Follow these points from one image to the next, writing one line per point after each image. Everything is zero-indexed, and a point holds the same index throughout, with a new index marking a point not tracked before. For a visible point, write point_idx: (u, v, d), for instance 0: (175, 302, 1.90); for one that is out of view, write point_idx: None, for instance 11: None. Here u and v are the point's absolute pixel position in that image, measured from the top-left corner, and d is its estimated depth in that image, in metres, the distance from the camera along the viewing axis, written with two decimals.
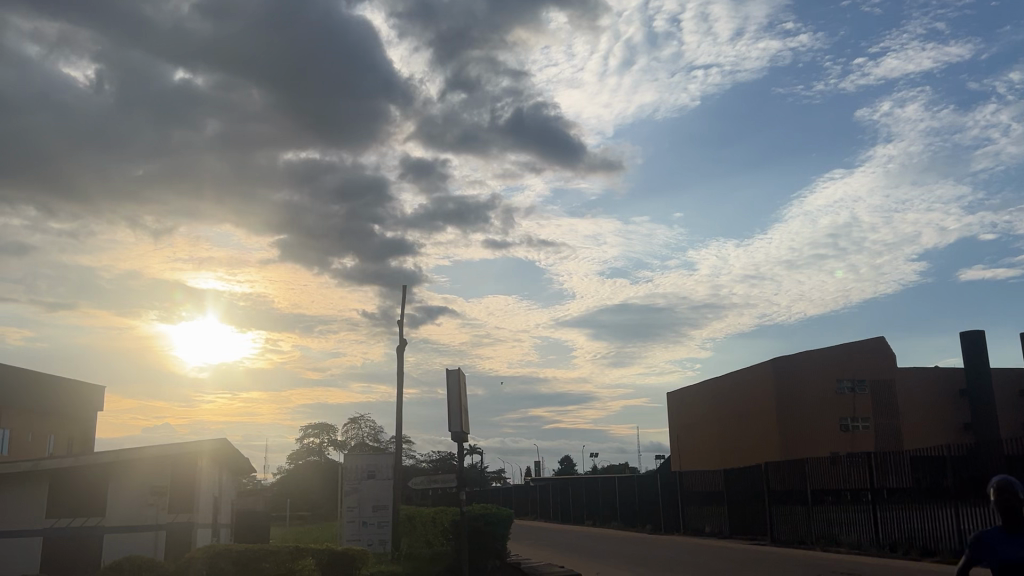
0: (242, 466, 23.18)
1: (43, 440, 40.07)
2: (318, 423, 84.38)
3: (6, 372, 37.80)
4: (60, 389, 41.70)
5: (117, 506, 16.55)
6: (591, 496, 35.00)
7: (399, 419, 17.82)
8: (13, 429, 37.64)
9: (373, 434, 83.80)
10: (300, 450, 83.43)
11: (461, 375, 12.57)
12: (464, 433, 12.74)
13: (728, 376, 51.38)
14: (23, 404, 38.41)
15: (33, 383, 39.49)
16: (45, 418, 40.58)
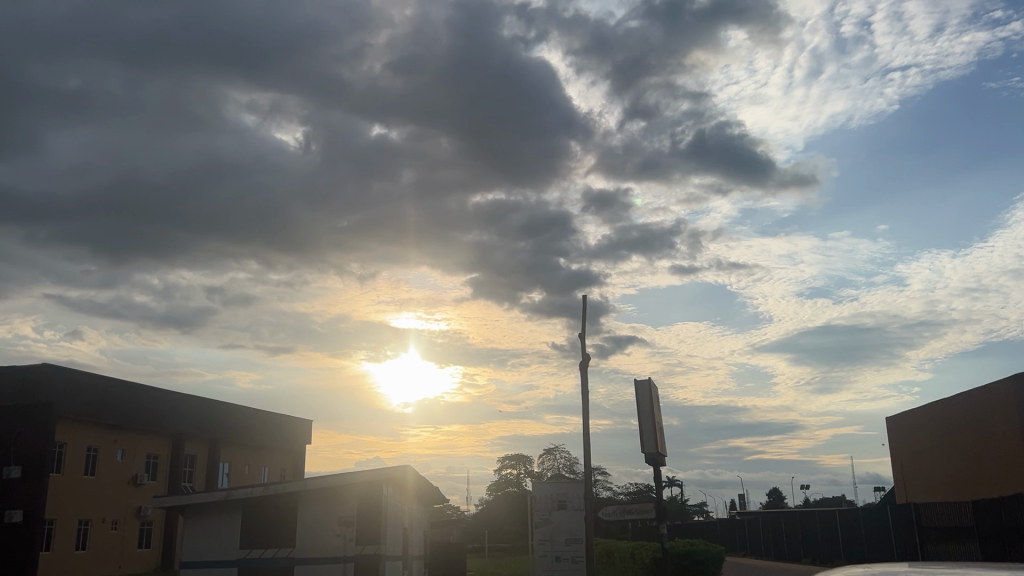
0: (433, 495, 22.59)
1: (258, 472, 42.28)
2: (515, 454, 84.54)
3: (237, 410, 40.17)
4: (277, 424, 43.77)
5: (307, 536, 16.23)
6: (808, 530, 31.77)
7: (587, 446, 16.23)
8: (232, 462, 39.91)
9: (569, 464, 82.72)
10: (498, 481, 83.92)
11: (653, 388, 11.32)
12: (659, 455, 11.25)
13: (958, 396, 45.55)
14: (247, 439, 40.69)
15: (256, 420, 41.70)
16: (261, 452, 42.77)
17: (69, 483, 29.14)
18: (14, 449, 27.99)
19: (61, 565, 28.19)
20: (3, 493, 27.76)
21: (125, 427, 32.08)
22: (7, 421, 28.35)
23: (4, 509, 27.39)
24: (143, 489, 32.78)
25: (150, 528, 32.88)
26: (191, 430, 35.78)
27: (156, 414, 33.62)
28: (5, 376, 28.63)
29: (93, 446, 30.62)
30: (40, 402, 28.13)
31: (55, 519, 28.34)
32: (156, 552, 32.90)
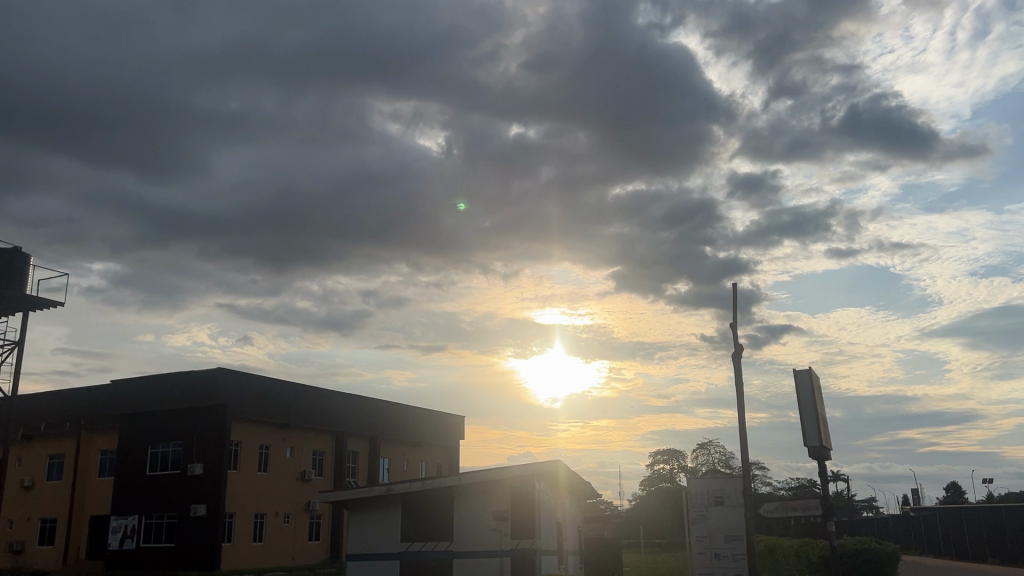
0: (586, 490, 22.48)
1: (416, 467, 43.67)
2: (667, 449, 83.16)
3: (395, 408, 41.65)
4: (432, 421, 45.03)
5: (464, 531, 16.51)
6: (993, 528, 29.31)
7: (745, 441, 15.57)
8: (391, 458, 41.44)
9: (724, 459, 80.49)
10: (651, 476, 82.82)
11: (814, 377, 10.72)
12: (824, 449, 10.62)
13: None
14: (404, 435, 42.12)
15: (412, 417, 43.07)
16: (418, 448, 44.15)
17: (245, 479, 31.15)
18: (196, 447, 30.22)
19: (241, 555, 30.22)
20: (186, 488, 30.00)
21: (293, 426, 33.94)
22: (189, 421, 30.66)
23: (190, 503, 29.65)
24: (310, 485, 34.58)
25: (318, 522, 34.65)
26: (352, 428, 37.42)
27: (320, 413, 35.36)
28: (186, 380, 30.93)
29: (265, 444, 32.59)
30: (215, 404, 30.20)
31: (234, 513, 30.41)
32: (325, 544, 34.63)
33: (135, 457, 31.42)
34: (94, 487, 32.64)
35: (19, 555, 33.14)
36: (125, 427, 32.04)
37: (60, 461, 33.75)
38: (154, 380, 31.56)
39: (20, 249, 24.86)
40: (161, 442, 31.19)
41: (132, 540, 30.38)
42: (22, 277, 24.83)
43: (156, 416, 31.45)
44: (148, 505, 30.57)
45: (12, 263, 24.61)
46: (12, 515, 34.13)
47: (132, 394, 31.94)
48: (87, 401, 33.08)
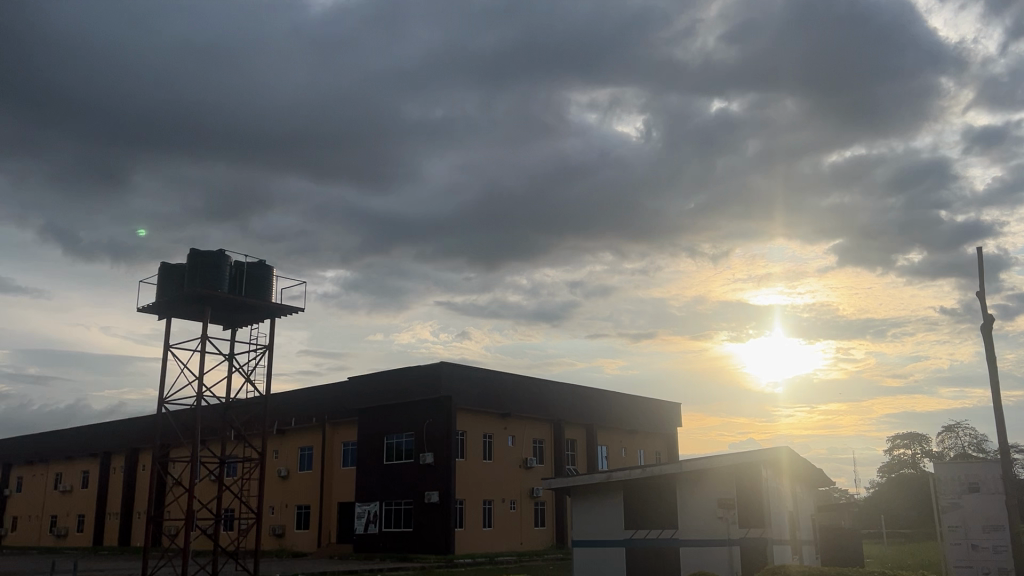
0: (817, 477, 21.27)
1: (635, 454, 43.47)
2: (908, 433, 76.95)
3: (611, 395, 41.67)
4: (648, 408, 44.59)
5: (689, 518, 16.17)
6: None
7: (1001, 420, 13.96)
8: (609, 445, 41.58)
9: (977, 442, 73.14)
10: (891, 462, 77.03)
11: None
12: None
13: None
14: (621, 422, 42.07)
15: (628, 405, 42.90)
16: (636, 435, 43.92)
17: (472, 468, 32.54)
18: (426, 437, 31.98)
19: (472, 540, 31.66)
20: (419, 476, 31.83)
21: (513, 415, 34.98)
22: (419, 413, 32.51)
23: (424, 490, 31.44)
24: (533, 472, 35.49)
25: (543, 508, 35.49)
26: (570, 416, 37.93)
27: (538, 402, 36.16)
28: (413, 374, 32.82)
29: (488, 433, 33.83)
30: (441, 396, 31.77)
31: (464, 500, 31.87)
32: (551, 530, 35.40)
33: (373, 448, 33.80)
34: (340, 476, 35.51)
35: (281, 537, 36.76)
36: (362, 420, 34.55)
37: (310, 452, 37.04)
38: (385, 376, 33.78)
39: (264, 261, 27.45)
40: (395, 433, 33.29)
41: (375, 525, 32.74)
42: (267, 286, 27.43)
43: (389, 409, 33.64)
44: (387, 492, 32.79)
45: (258, 274, 27.25)
46: (273, 502, 37.90)
47: (366, 389, 34.37)
48: (329, 397, 36.03)
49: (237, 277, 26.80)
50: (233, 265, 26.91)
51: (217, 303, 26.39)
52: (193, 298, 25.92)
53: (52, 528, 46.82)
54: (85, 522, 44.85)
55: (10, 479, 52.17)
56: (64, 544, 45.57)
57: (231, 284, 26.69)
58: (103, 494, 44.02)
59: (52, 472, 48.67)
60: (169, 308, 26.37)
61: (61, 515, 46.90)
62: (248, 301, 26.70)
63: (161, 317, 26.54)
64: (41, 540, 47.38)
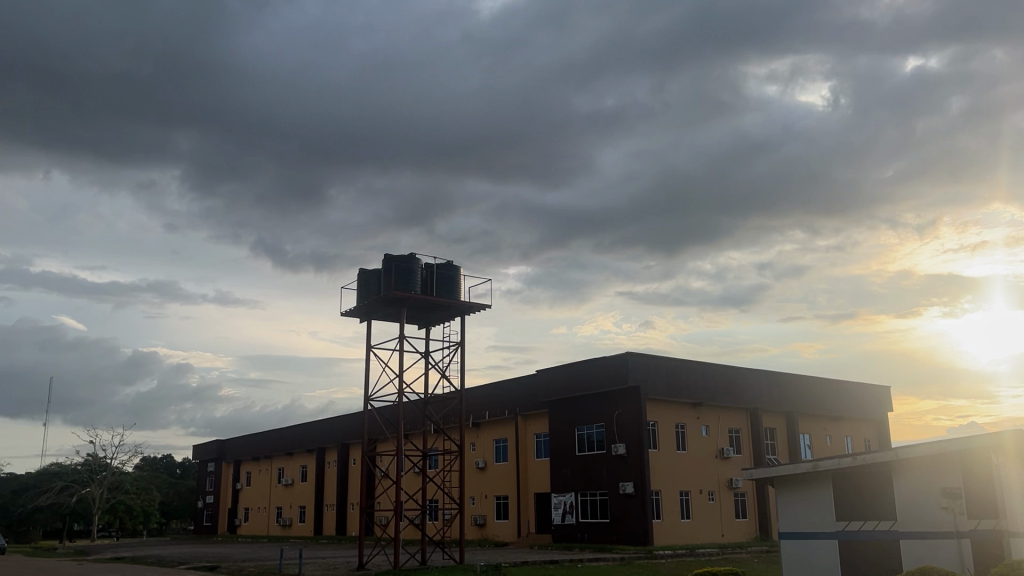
0: None
1: (841, 442, 41.07)
2: None
3: (811, 381, 39.59)
4: (854, 393, 41.95)
5: (909, 510, 14.94)
6: None
7: None
8: (812, 433, 39.55)
9: None
10: None
11: None
12: None
13: None
14: (824, 409, 39.89)
15: (831, 391, 40.59)
16: (841, 422, 41.48)
17: (665, 458, 32.03)
18: (617, 429, 31.80)
19: (671, 531, 31.20)
20: (613, 467, 31.73)
21: (706, 403, 34.09)
22: (609, 404, 32.40)
23: (619, 481, 31.29)
24: (731, 462, 34.43)
25: (744, 499, 34.33)
26: (767, 404, 36.44)
27: (732, 390, 35.01)
28: (600, 366, 32.76)
29: (681, 423, 33.18)
30: (630, 386, 31.49)
31: (660, 491, 31.44)
32: (754, 522, 34.18)
33: (565, 440, 34.06)
34: (535, 467, 36.13)
35: (483, 527, 37.95)
36: (553, 412, 34.93)
37: (505, 445, 37.94)
38: (573, 368, 33.95)
39: (451, 261, 28.39)
40: (586, 424, 33.38)
41: (572, 516, 33.00)
42: (456, 286, 28.36)
43: (579, 401, 33.77)
44: (582, 484, 32.95)
45: (447, 274, 28.22)
46: (473, 493, 39.20)
47: (555, 381, 34.71)
48: (520, 391, 36.74)
49: (428, 278, 27.91)
50: (423, 267, 28.04)
51: (411, 304, 27.60)
52: (390, 300, 27.26)
53: (279, 517, 51.07)
54: (306, 512, 48.54)
55: (241, 473, 57.40)
56: (289, 533, 49.60)
57: (423, 285, 27.84)
58: (320, 487, 47.43)
59: (275, 467, 53.07)
60: (368, 311, 27.90)
61: (286, 506, 51.01)
62: (440, 301, 27.72)
63: (361, 320, 28.15)
64: (270, 529, 51.78)
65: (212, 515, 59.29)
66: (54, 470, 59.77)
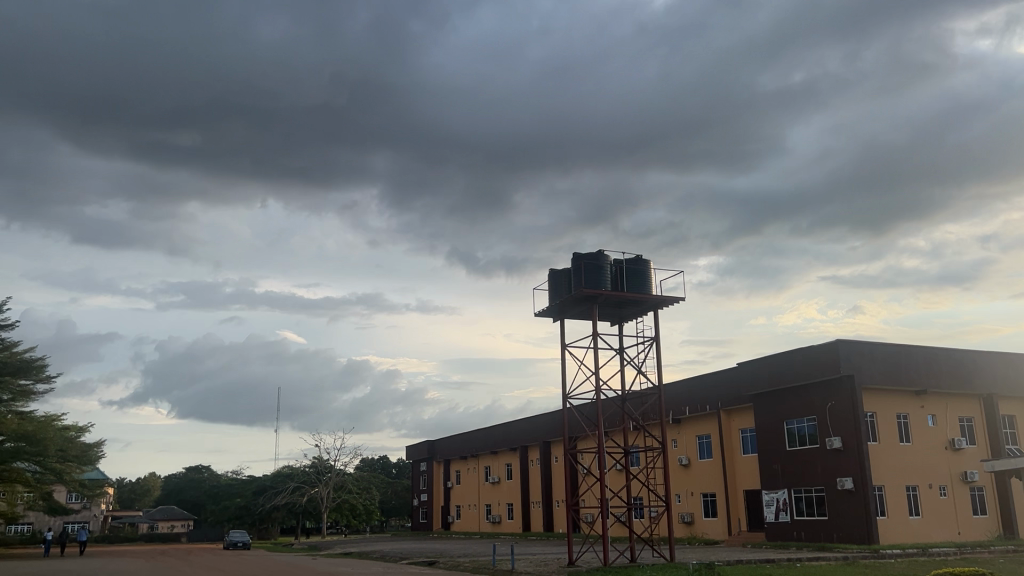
0: None
1: None
2: None
3: None
4: None
5: None
6: None
7: None
8: None
9: None
10: None
11: None
12: None
13: None
14: None
15: None
16: None
17: (887, 451, 29.81)
18: (831, 421, 29.96)
19: (900, 529, 29.00)
20: (829, 462, 29.96)
21: (931, 391, 31.36)
22: (820, 396, 30.63)
23: (836, 477, 29.49)
24: (964, 454, 31.48)
25: (982, 494, 31.28)
26: (1001, 389, 32.96)
27: (961, 374, 32.00)
28: (808, 355, 31.04)
29: (903, 413, 30.74)
30: (842, 375, 29.57)
31: (883, 486, 29.30)
32: (995, 519, 31.03)
33: (774, 434, 32.58)
34: (743, 463, 34.86)
35: (692, 525, 37.14)
36: (758, 405, 33.53)
37: (709, 441, 36.90)
38: (778, 359, 32.43)
39: (641, 256, 28.04)
40: (795, 418, 31.75)
41: (786, 513, 31.49)
42: (647, 280, 27.97)
43: (786, 393, 32.20)
44: (795, 480, 31.37)
45: (637, 268, 27.89)
46: (679, 490, 38.45)
47: (759, 373, 33.35)
48: (722, 384, 35.62)
49: (618, 273, 27.72)
50: (612, 263, 27.87)
51: (603, 301, 27.49)
52: (581, 299, 27.26)
53: (489, 515, 52.73)
54: (514, 509, 49.74)
55: (451, 473, 59.84)
56: (499, 530, 51.08)
57: (613, 281, 27.66)
58: (526, 485, 48.43)
59: (482, 465, 54.83)
60: (561, 310, 28.12)
61: (495, 504, 52.58)
62: (632, 295, 27.44)
63: (554, 320, 28.40)
64: (481, 526, 53.57)
65: (427, 513, 62.24)
66: (286, 472, 65.21)
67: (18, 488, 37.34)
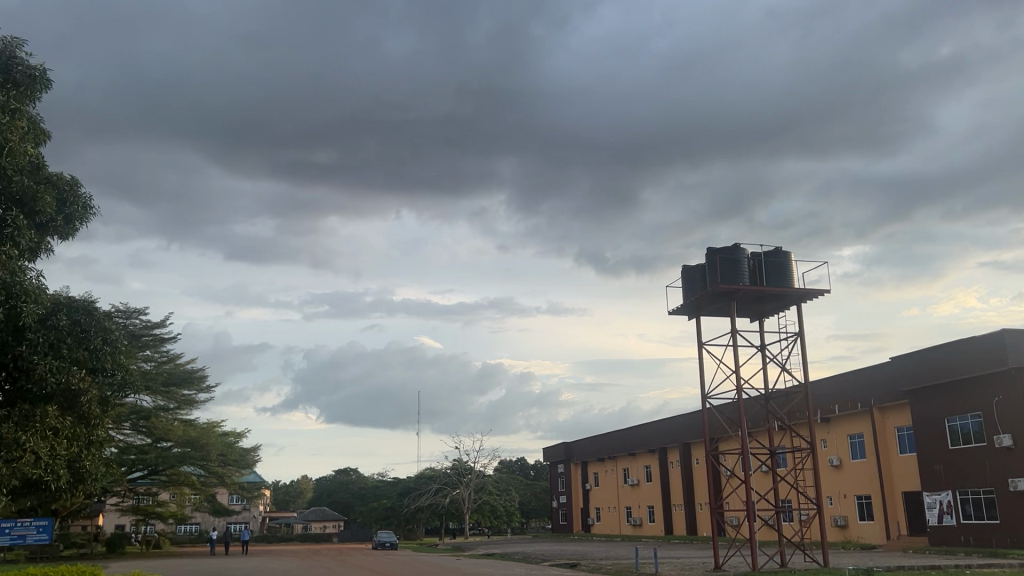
0: None
1: None
2: None
3: None
4: None
5: None
6: None
7: None
8: None
9: None
10: None
11: None
12: None
13: None
14: None
15: None
16: None
17: None
18: (998, 418, 27.66)
19: None
20: (998, 461, 27.67)
21: None
22: (985, 391, 28.32)
23: (1006, 478, 27.21)
24: None
25: None
26: None
27: None
28: (971, 347, 28.78)
29: None
30: (1011, 367, 27.23)
31: None
32: None
33: (934, 432, 30.43)
34: (901, 463, 32.75)
35: (846, 529, 35.27)
36: (915, 402, 31.42)
37: (862, 440, 34.89)
38: (936, 352, 30.27)
39: (780, 248, 26.86)
40: (958, 415, 29.52)
41: (951, 517, 29.33)
42: (788, 273, 26.77)
43: (946, 389, 30.00)
44: (960, 480, 29.18)
45: (776, 262, 26.73)
46: (831, 492, 36.59)
47: (916, 368, 31.23)
48: (875, 381, 33.60)
49: (756, 268, 26.66)
50: (750, 257, 26.82)
51: (741, 297, 26.51)
52: (718, 295, 26.40)
53: (630, 517, 52.09)
54: (655, 512, 48.89)
55: (589, 474, 59.53)
56: (641, 533, 50.34)
57: (751, 276, 26.62)
58: (667, 486, 47.48)
59: (621, 467, 54.20)
60: (697, 308, 27.36)
61: (635, 506, 51.85)
62: (771, 290, 26.34)
63: (689, 318, 27.66)
64: (622, 528, 52.97)
65: (567, 515, 62.15)
66: (428, 474, 66.88)
67: (186, 490, 40.01)
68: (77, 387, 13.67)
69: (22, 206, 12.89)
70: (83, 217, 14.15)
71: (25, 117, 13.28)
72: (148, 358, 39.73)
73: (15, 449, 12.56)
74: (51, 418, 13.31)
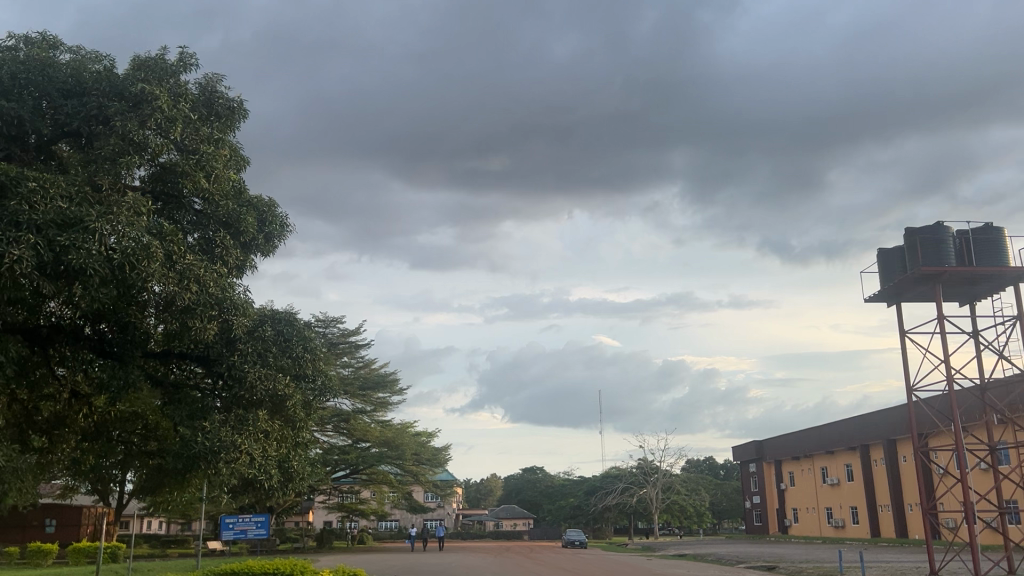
0: None
1: None
2: None
3: None
4: None
5: None
6: None
7: None
8: None
9: None
10: None
11: None
12: None
13: None
14: None
15: None
16: None
17: None
18: None
19: None
20: None
21: None
22: None
23: None
24: None
25: None
26: None
27: None
28: None
29: None
30: None
31: None
32: None
33: None
34: None
35: None
36: None
37: None
38: None
39: (991, 223, 24.37)
40: None
41: None
42: (1002, 250, 24.23)
43: None
44: None
45: (988, 238, 24.28)
46: None
47: None
48: None
49: (964, 246, 24.33)
50: (956, 235, 24.52)
51: (948, 279, 24.29)
52: (921, 278, 24.34)
53: (831, 518, 49.27)
54: (860, 513, 45.91)
55: (784, 474, 56.95)
56: (844, 535, 47.44)
57: (959, 256, 24.32)
58: (871, 486, 44.49)
59: (818, 466, 51.42)
60: (897, 293, 25.38)
61: (836, 506, 48.98)
62: (983, 269, 23.94)
63: (889, 305, 25.70)
64: (823, 530, 50.22)
65: (762, 515, 59.80)
66: (615, 473, 66.63)
67: (385, 488, 42.16)
68: (285, 394, 14.57)
69: (228, 228, 13.97)
70: (283, 234, 15.16)
71: (228, 145, 14.39)
72: (345, 363, 42.13)
73: (234, 451, 13.63)
74: (262, 421, 14.33)
